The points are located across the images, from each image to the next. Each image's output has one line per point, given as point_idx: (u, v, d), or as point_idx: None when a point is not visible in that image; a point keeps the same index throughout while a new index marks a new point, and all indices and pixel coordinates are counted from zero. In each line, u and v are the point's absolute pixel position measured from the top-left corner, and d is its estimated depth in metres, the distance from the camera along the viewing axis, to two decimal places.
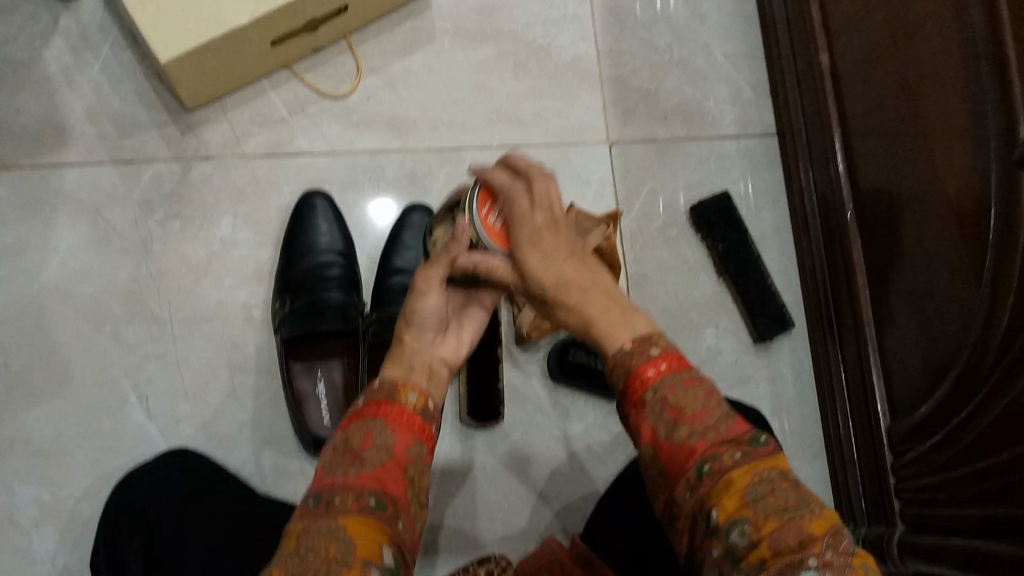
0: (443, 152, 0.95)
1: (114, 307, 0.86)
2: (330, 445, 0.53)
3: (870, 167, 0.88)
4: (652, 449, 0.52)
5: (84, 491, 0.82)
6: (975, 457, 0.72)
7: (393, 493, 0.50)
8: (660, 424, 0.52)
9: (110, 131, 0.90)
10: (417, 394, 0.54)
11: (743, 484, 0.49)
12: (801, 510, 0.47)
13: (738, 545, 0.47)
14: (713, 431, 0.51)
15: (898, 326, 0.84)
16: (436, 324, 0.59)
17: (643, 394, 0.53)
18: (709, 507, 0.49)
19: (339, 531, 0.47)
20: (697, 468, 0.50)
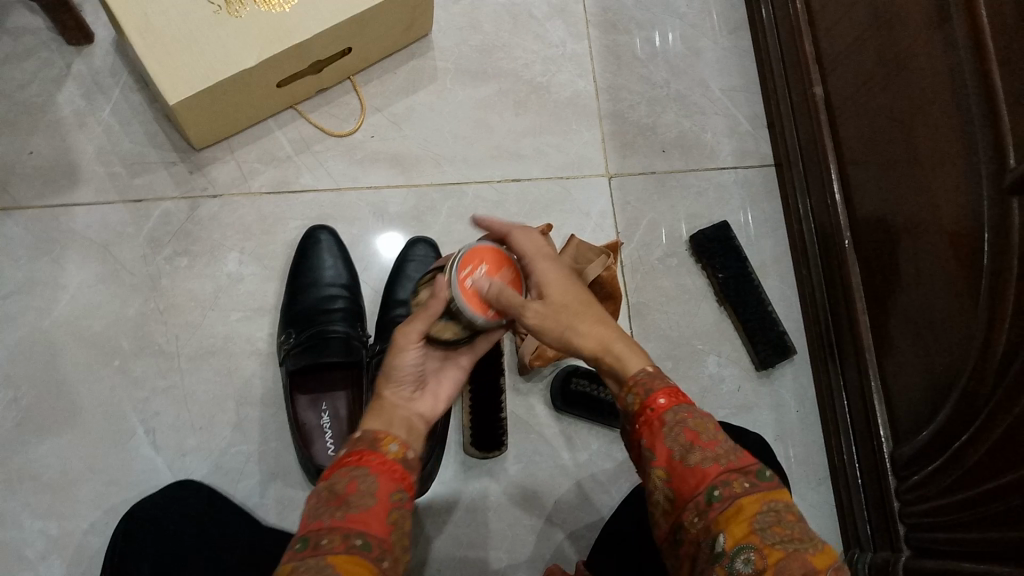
0: (445, 187, 0.97)
1: (122, 342, 0.88)
2: (314, 494, 0.56)
3: (865, 195, 0.89)
4: (665, 471, 0.55)
5: (92, 524, 0.82)
6: (978, 481, 0.72)
7: (378, 535, 0.53)
8: (676, 446, 0.56)
9: (120, 170, 0.92)
10: (397, 444, 0.58)
11: (752, 513, 0.51)
12: (804, 543, 0.50)
13: (743, 570, 0.49)
14: (724, 461, 0.54)
15: (897, 351, 0.84)
16: (413, 380, 0.63)
17: (662, 418, 0.57)
18: (716, 532, 0.51)
19: (328, 568, 0.50)
20: (708, 493, 0.53)
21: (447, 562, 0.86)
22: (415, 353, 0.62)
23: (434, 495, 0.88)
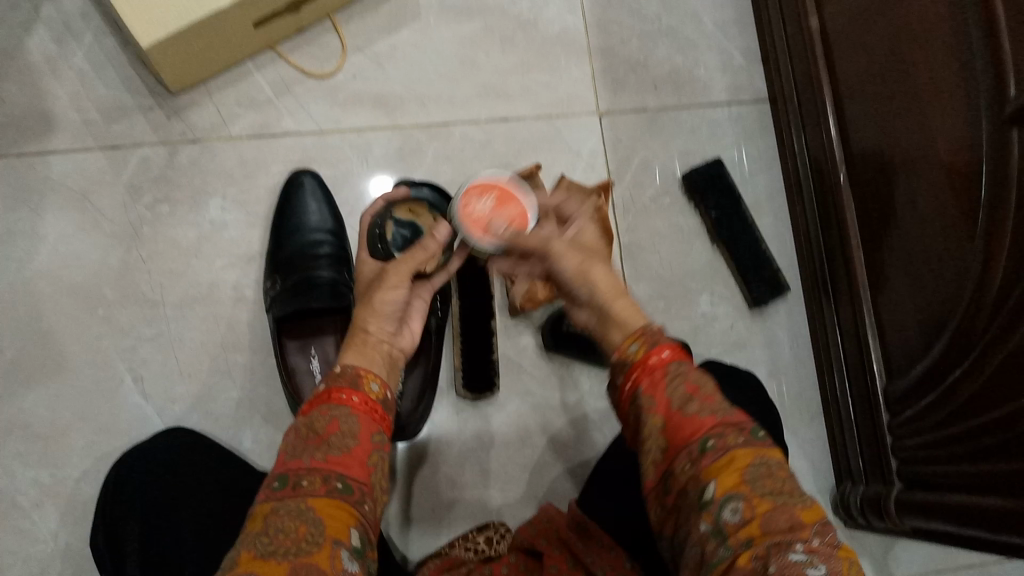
0: (431, 127, 0.95)
1: (107, 292, 0.87)
2: (294, 429, 0.59)
3: (861, 129, 0.87)
4: (661, 421, 0.54)
5: (83, 472, 0.82)
6: (970, 415, 0.71)
7: (358, 477, 0.57)
8: (675, 398, 0.54)
9: (96, 117, 0.90)
10: (379, 384, 0.62)
11: (744, 464, 0.51)
12: (792, 498, 0.50)
13: (730, 520, 0.49)
14: (720, 415, 0.53)
15: (892, 286, 0.83)
16: (392, 319, 0.67)
17: (665, 369, 0.56)
18: (707, 481, 0.50)
19: (308, 512, 0.53)
20: (701, 444, 0.52)
21: (442, 504, 0.86)
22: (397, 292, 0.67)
23: (428, 438, 0.87)
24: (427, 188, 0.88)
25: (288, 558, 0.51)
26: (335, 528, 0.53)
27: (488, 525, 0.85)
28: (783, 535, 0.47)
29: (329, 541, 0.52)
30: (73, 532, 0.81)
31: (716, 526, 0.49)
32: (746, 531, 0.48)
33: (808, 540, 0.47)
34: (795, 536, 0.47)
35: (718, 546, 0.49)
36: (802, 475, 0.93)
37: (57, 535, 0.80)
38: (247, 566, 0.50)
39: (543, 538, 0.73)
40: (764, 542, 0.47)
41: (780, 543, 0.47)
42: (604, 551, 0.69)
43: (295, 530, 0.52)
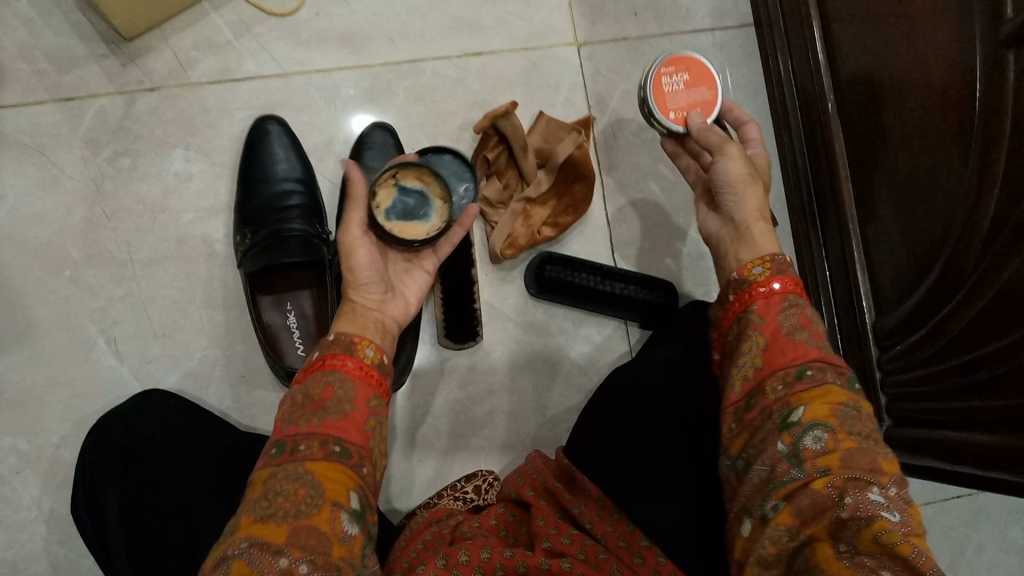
0: (401, 65, 0.90)
1: (72, 252, 0.84)
2: (288, 397, 0.57)
3: (849, 53, 0.83)
4: (763, 339, 0.55)
5: (62, 437, 0.81)
6: (960, 350, 0.70)
7: (357, 441, 0.55)
8: (786, 323, 0.56)
9: (47, 67, 0.85)
10: (374, 349, 0.60)
11: (838, 400, 0.51)
12: (878, 445, 0.49)
13: (809, 447, 0.49)
14: (824, 354, 0.54)
15: (881, 219, 0.81)
16: (378, 284, 0.65)
17: (780, 296, 0.57)
18: (795, 405, 0.51)
19: (307, 475, 0.52)
20: (799, 371, 0.52)
21: (429, 455, 0.86)
22: (366, 252, 0.65)
23: (411, 390, 0.86)
24: (449, 154, 0.79)
25: (289, 520, 0.49)
26: (333, 490, 0.52)
27: (475, 474, 0.84)
28: (863, 472, 0.47)
29: (329, 502, 0.51)
30: (57, 498, 0.80)
31: (793, 449, 0.49)
32: (825, 460, 0.48)
33: (886, 485, 0.47)
34: (875, 476, 0.47)
35: (792, 467, 0.49)
36: None
37: (41, 502, 0.80)
38: (247, 529, 0.49)
39: (531, 488, 0.73)
40: (841, 475, 0.47)
41: (857, 479, 0.47)
42: (594, 503, 0.69)
43: (295, 492, 0.51)
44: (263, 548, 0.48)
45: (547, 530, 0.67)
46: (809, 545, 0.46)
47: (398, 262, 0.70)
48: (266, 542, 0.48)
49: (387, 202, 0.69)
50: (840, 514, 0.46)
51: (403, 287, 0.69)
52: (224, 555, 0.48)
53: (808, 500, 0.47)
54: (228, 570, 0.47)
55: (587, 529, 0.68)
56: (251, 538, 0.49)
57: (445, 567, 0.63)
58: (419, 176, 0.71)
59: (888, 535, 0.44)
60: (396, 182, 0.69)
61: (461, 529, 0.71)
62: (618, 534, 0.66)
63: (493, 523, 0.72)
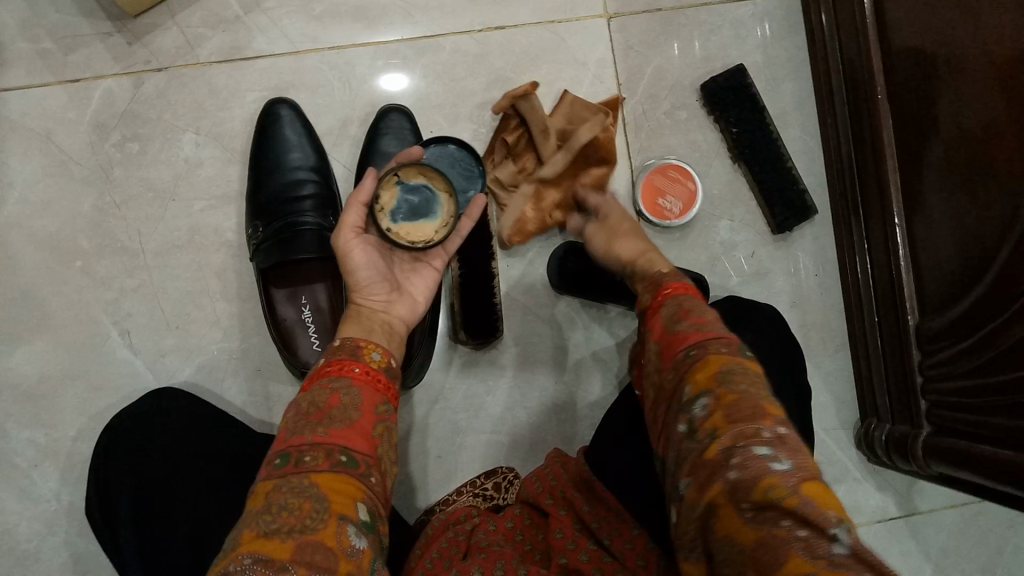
0: (418, 41, 0.85)
1: (82, 241, 0.81)
2: (292, 406, 0.53)
3: (903, 28, 0.76)
4: (654, 343, 0.55)
5: (79, 430, 0.80)
6: (1008, 365, 0.66)
7: (364, 450, 0.52)
8: (668, 318, 0.55)
9: (50, 47, 0.81)
10: (380, 352, 0.57)
11: (719, 364, 0.49)
12: (762, 394, 0.48)
13: (698, 415, 0.48)
14: (709, 331, 0.52)
15: (928, 215, 0.75)
16: (382, 284, 0.62)
17: (663, 303, 0.57)
18: (685, 386, 0.50)
19: (312, 488, 0.48)
20: (685, 352, 0.51)
21: (448, 449, 0.84)
22: (364, 253, 0.61)
23: (429, 384, 0.84)
24: (452, 144, 0.77)
25: (294, 536, 0.45)
26: (340, 502, 0.48)
27: (496, 471, 0.82)
28: (747, 423, 0.46)
29: (336, 516, 0.47)
30: (75, 491, 0.80)
31: (690, 424, 0.48)
32: (711, 423, 0.47)
33: (774, 428, 0.46)
34: (759, 422, 0.46)
35: (688, 440, 0.48)
36: (823, 408, 0.89)
37: (59, 495, 0.80)
38: (250, 544, 0.45)
39: (549, 496, 0.70)
40: (727, 431, 0.46)
41: (744, 431, 0.46)
42: (612, 515, 0.66)
43: (300, 506, 0.47)
44: (267, 565, 0.44)
45: (564, 545, 0.64)
46: (720, 522, 0.44)
47: (404, 259, 0.66)
48: (270, 559, 0.44)
49: (391, 204, 0.65)
50: (730, 475, 0.44)
51: (410, 286, 0.65)
52: (225, 572, 0.43)
53: (706, 469, 0.45)
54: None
55: (604, 545, 0.65)
56: (254, 554, 0.44)
57: None
58: (421, 172, 0.66)
59: (775, 490, 0.42)
60: (400, 181, 0.65)
61: (477, 535, 0.69)
62: (637, 552, 0.63)
63: (509, 525, 0.71)
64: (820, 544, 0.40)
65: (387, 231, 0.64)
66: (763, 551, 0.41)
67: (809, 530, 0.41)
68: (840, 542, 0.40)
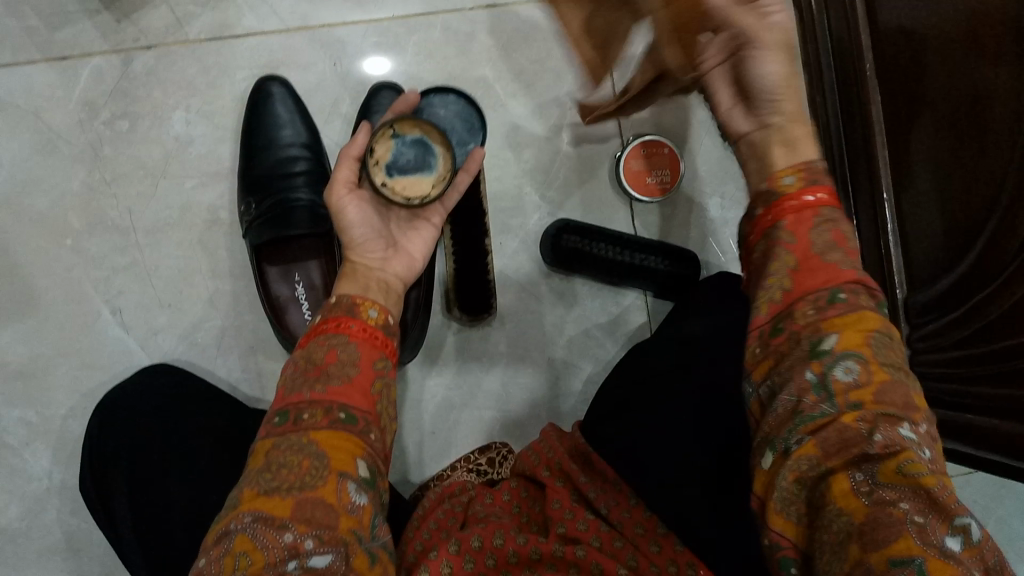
0: (409, 19, 0.85)
1: (73, 220, 0.81)
2: (291, 361, 0.54)
3: (894, 4, 0.77)
4: (788, 266, 0.44)
5: (71, 408, 0.80)
6: (995, 336, 0.67)
7: (363, 406, 0.52)
8: (817, 241, 0.45)
9: (38, 24, 0.81)
10: (377, 310, 0.57)
11: (875, 326, 0.41)
12: (909, 379, 0.41)
13: (841, 378, 0.40)
14: (861, 274, 0.44)
15: (917, 188, 0.76)
16: (376, 241, 0.62)
17: (812, 212, 0.46)
18: (827, 331, 0.41)
19: (311, 446, 0.49)
20: (831, 293, 0.42)
21: (443, 425, 0.85)
22: (356, 210, 0.61)
23: (423, 360, 0.85)
24: (452, 95, 0.72)
25: (294, 493, 0.47)
26: (340, 460, 0.49)
27: (489, 447, 0.83)
28: (897, 410, 0.39)
29: (334, 473, 0.48)
30: (68, 471, 0.80)
31: (821, 379, 0.40)
32: (858, 394, 0.39)
33: (918, 423, 0.40)
34: (907, 414, 0.39)
35: (821, 402, 0.40)
36: None
37: (52, 474, 0.79)
38: (251, 503, 0.46)
39: (545, 469, 0.71)
40: (875, 410, 0.39)
41: (891, 416, 0.39)
42: (609, 486, 0.67)
43: (299, 463, 0.48)
44: (266, 523, 0.45)
45: (561, 515, 0.65)
46: (826, 479, 0.38)
47: (402, 216, 0.65)
48: (270, 517, 0.46)
49: (386, 157, 0.63)
50: (868, 451, 0.38)
51: (406, 242, 0.65)
52: (227, 531, 0.46)
53: (835, 433, 0.38)
54: (232, 544, 0.45)
55: (602, 515, 0.66)
56: (255, 512, 0.46)
57: (457, 554, 0.62)
58: (417, 125, 0.64)
59: (913, 465, 0.37)
60: (395, 133, 0.63)
61: (474, 507, 0.69)
62: (635, 521, 0.64)
63: (506, 498, 0.71)
64: (935, 533, 0.36)
65: (381, 185, 0.62)
66: (873, 517, 0.37)
67: (926, 517, 0.37)
68: (959, 536, 0.37)
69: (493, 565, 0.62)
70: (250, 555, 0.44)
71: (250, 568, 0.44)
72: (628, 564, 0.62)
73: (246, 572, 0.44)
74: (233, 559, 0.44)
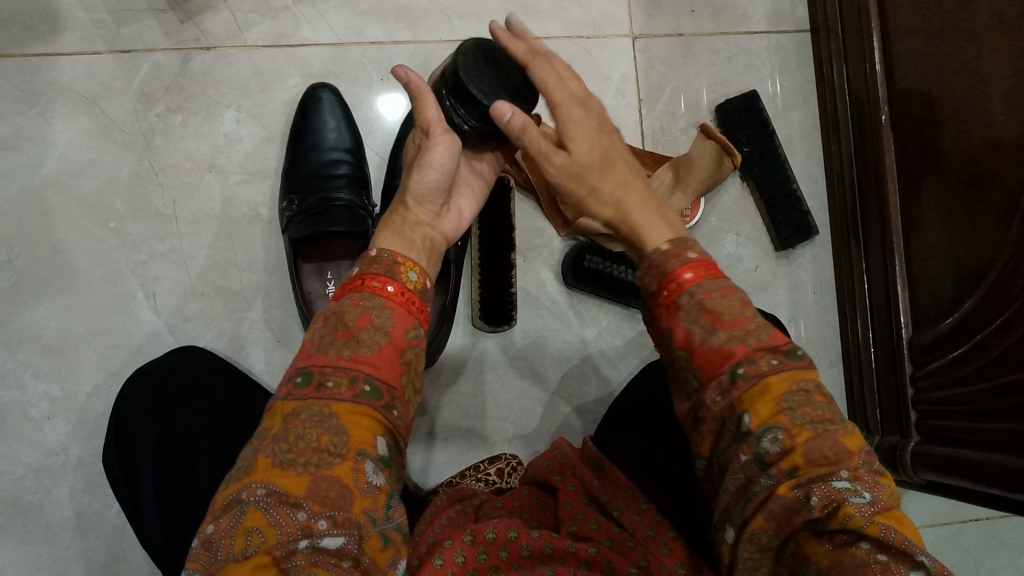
0: (455, 43, 0.90)
1: (118, 204, 0.84)
2: (321, 317, 0.50)
3: (909, 65, 0.82)
4: (685, 353, 0.49)
5: (95, 386, 0.82)
6: (996, 373, 0.71)
7: (389, 379, 0.48)
8: (695, 329, 0.49)
9: (106, 19, 0.85)
10: (417, 273, 0.52)
11: (780, 391, 0.46)
12: (836, 424, 0.46)
13: (769, 451, 0.44)
14: (753, 339, 0.48)
15: (926, 233, 0.80)
16: (438, 196, 0.58)
17: (678, 301, 0.50)
18: (740, 412, 0.46)
19: (331, 419, 0.45)
20: (731, 372, 0.47)
21: (456, 432, 0.87)
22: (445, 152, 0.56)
23: (442, 367, 0.87)
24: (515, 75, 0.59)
25: (310, 469, 0.43)
26: (359, 437, 0.45)
27: (499, 457, 0.84)
28: (829, 466, 0.44)
29: (353, 451, 0.45)
30: (85, 447, 0.81)
31: (757, 456, 0.45)
32: (790, 461, 0.44)
33: (855, 468, 0.45)
34: (842, 465, 0.44)
35: (760, 475, 0.45)
36: None
37: (68, 449, 0.81)
38: (265, 474, 0.43)
39: (558, 474, 0.71)
40: (810, 474, 0.44)
41: (827, 475, 0.44)
42: (620, 491, 0.67)
43: (318, 438, 0.44)
44: (281, 500, 0.43)
45: (573, 515, 0.66)
46: (793, 539, 0.45)
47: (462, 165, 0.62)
48: (283, 493, 0.43)
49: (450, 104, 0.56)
50: (809, 516, 0.43)
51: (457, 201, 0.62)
52: (238, 499, 0.43)
53: (777, 506, 0.44)
54: (243, 518, 0.42)
55: (614, 517, 0.65)
56: (269, 484, 0.43)
57: (473, 544, 0.60)
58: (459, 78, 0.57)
59: (854, 519, 0.42)
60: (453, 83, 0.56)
61: (485, 509, 0.69)
62: (646, 523, 0.64)
63: (517, 503, 0.71)
64: (898, 570, 0.42)
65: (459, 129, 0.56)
66: (836, 560, 0.42)
67: (889, 556, 0.42)
68: (920, 569, 0.42)
69: (506, 557, 0.61)
70: (262, 531, 0.42)
71: (263, 544, 0.42)
72: (639, 563, 0.61)
73: (257, 549, 0.42)
74: (245, 533, 0.42)
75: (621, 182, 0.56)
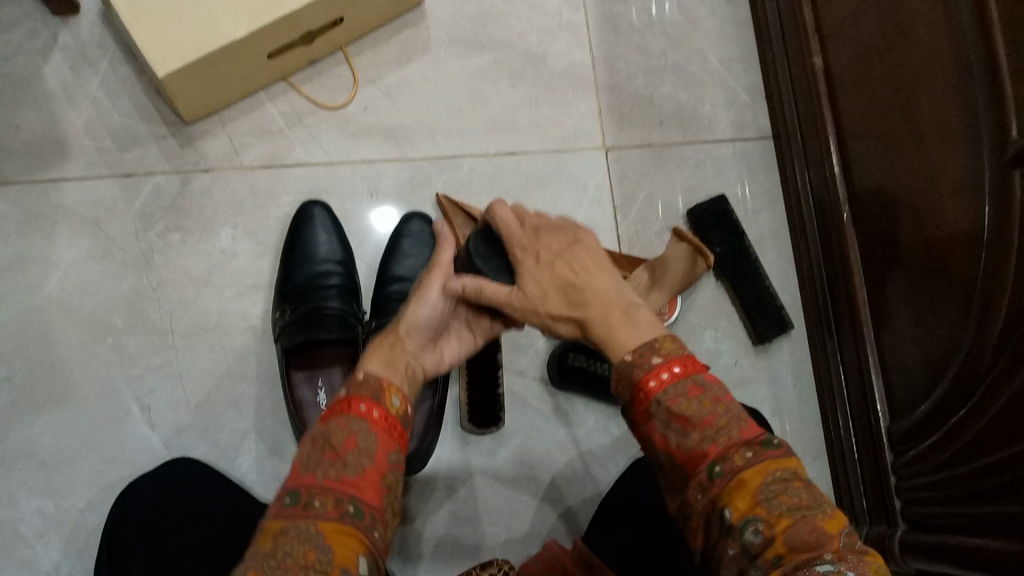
0: (440, 160, 0.96)
1: (116, 320, 0.87)
2: (309, 438, 0.52)
3: (866, 166, 0.88)
4: (666, 456, 0.52)
5: (87, 501, 0.82)
6: (973, 456, 0.72)
7: (372, 500, 0.50)
8: (670, 433, 0.51)
9: (110, 145, 0.91)
10: (400, 399, 0.55)
11: (755, 484, 0.48)
12: (813, 509, 0.47)
13: (753, 541, 0.46)
14: (726, 436, 0.50)
15: (896, 325, 0.84)
16: (428, 331, 0.60)
17: (649, 406, 0.52)
18: (721, 508, 0.48)
19: (318, 537, 0.46)
20: (708, 470, 0.49)
21: (448, 537, 0.87)
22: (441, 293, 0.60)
23: (432, 472, 0.88)
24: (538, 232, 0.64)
25: None
26: (344, 553, 0.46)
27: (491, 563, 0.82)
28: (809, 553, 0.45)
29: (339, 568, 0.46)
30: (75, 564, 0.81)
31: (743, 549, 0.46)
32: (773, 551, 0.45)
33: (837, 550, 0.45)
34: (824, 549, 0.45)
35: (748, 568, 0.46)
36: None
37: (59, 567, 0.80)
38: None
39: None
40: (792, 561, 0.45)
41: (808, 560, 0.45)
42: None
43: (304, 555, 0.46)
44: None
45: None
46: None
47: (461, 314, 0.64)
48: None
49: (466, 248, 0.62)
50: None
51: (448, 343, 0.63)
52: None
53: None
54: None
55: None
56: None
57: None
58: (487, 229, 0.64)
59: None
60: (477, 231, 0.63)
61: None
62: None
63: None
64: None
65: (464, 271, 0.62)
66: None
67: None
68: None
69: None
70: None
71: None
72: None
73: None
74: None
75: (584, 292, 0.57)
